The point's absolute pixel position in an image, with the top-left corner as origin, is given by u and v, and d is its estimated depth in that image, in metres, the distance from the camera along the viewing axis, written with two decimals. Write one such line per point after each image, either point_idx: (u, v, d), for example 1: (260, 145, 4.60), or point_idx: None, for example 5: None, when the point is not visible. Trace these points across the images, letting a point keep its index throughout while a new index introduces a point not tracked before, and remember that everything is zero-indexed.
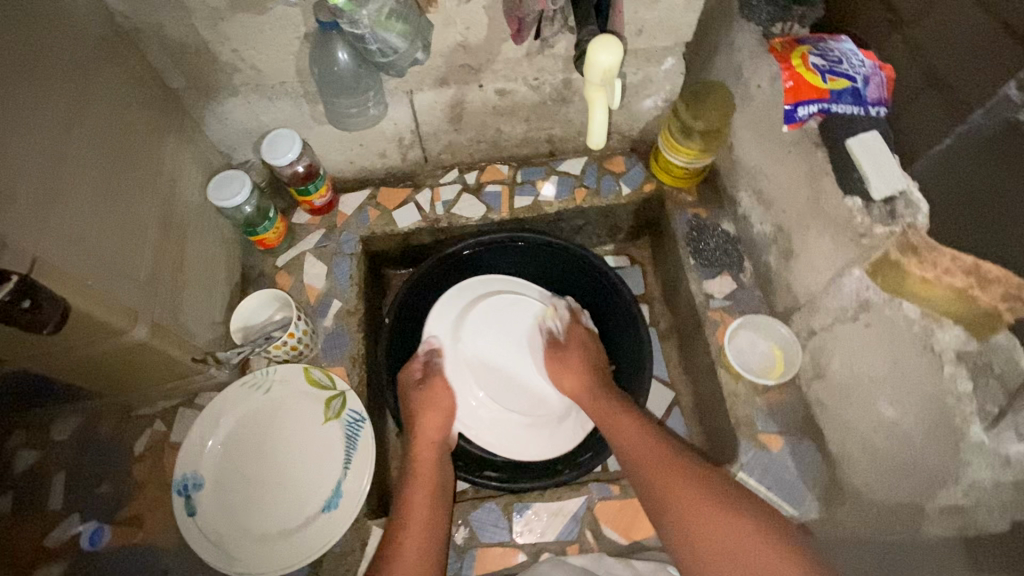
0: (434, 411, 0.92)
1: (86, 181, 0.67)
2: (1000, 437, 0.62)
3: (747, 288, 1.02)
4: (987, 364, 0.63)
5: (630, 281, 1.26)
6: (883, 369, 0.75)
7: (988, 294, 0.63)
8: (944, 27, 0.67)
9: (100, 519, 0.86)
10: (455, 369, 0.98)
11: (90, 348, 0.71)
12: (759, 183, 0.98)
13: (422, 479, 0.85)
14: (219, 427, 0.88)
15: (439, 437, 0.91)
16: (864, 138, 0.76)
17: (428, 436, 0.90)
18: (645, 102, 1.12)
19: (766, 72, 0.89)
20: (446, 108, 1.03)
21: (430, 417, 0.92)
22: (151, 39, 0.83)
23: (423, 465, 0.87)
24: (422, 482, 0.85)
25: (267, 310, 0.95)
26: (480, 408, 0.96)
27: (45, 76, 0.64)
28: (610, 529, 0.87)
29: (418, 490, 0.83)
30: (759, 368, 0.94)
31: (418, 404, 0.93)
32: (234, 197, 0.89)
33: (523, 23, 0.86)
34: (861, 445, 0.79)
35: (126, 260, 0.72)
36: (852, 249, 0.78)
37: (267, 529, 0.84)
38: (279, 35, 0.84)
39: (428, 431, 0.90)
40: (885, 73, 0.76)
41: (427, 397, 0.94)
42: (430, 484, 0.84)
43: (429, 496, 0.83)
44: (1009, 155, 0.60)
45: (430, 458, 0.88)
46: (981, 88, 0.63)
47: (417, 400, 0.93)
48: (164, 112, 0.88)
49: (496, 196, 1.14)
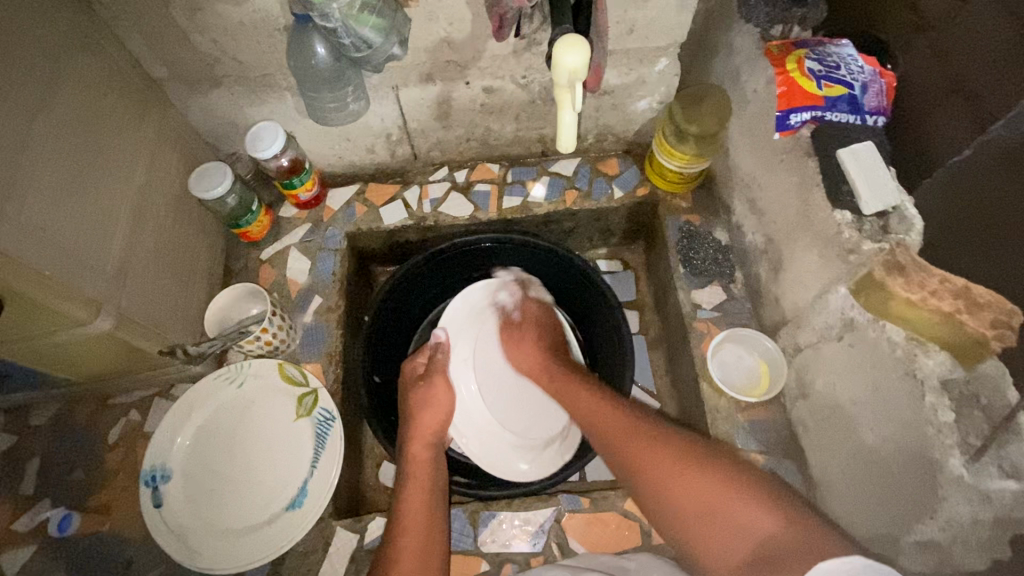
0: (435, 408, 0.91)
1: (49, 170, 0.67)
2: (983, 472, 0.59)
3: (738, 299, 0.98)
4: (974, 394, 0.61)
5: (621, 286, 1.23)
6: (867, 392, 0.72)
7: (977, 320, 0.60)
8: (959, 31, 0.61)
9: (69, 505, 0.87)
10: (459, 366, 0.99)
11: (52, 338, 0.71)
12: (752, 191, 0.94)
13: (420, 476, 0.81)
14: (190, 419, 0.88)
15: (435, 437, 0.88)
16: (856, 149, 0.73)
17: (425, 434, 0.88)
18: (640, 103, 1.08)
19: (761, 76, 0.86)
20: (432, 104, 1.01)
21: (426, 415, 0.90)
22: (131, 28, 0.83)
23: (420, 462, 0.83)
24: (419, 481, 0.80)
25: (245, 305, 0.95)
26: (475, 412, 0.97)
27: (13, 66, 0.64)
28: (576, 542, 0.85)
29: (414, 487, 0.79)
30: (743, 385, 0.90)
31: (416, 402, 0.92)
32: (215, 188, 0.88)
33: (505, 19, 0.78)
34: (842, 470, 0.76)
35: (92, 251, 0.72)
36: (840, 266, 0.74)
37: (231, 524, 0.83)
38: (259, 27, 0.84)
39: (424, 429, 0.88)
40: (886, 79, 0.72)
41: (426, 394, 0.92)
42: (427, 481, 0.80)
43: (424, 492, 0.79)
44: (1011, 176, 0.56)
45: (427, 456, 0.85)
46: (1001, 99, 0.56)
47: (416, 398, 0.92)
48: (144, 102, 0.87)
49: (485, 195, 1.11)
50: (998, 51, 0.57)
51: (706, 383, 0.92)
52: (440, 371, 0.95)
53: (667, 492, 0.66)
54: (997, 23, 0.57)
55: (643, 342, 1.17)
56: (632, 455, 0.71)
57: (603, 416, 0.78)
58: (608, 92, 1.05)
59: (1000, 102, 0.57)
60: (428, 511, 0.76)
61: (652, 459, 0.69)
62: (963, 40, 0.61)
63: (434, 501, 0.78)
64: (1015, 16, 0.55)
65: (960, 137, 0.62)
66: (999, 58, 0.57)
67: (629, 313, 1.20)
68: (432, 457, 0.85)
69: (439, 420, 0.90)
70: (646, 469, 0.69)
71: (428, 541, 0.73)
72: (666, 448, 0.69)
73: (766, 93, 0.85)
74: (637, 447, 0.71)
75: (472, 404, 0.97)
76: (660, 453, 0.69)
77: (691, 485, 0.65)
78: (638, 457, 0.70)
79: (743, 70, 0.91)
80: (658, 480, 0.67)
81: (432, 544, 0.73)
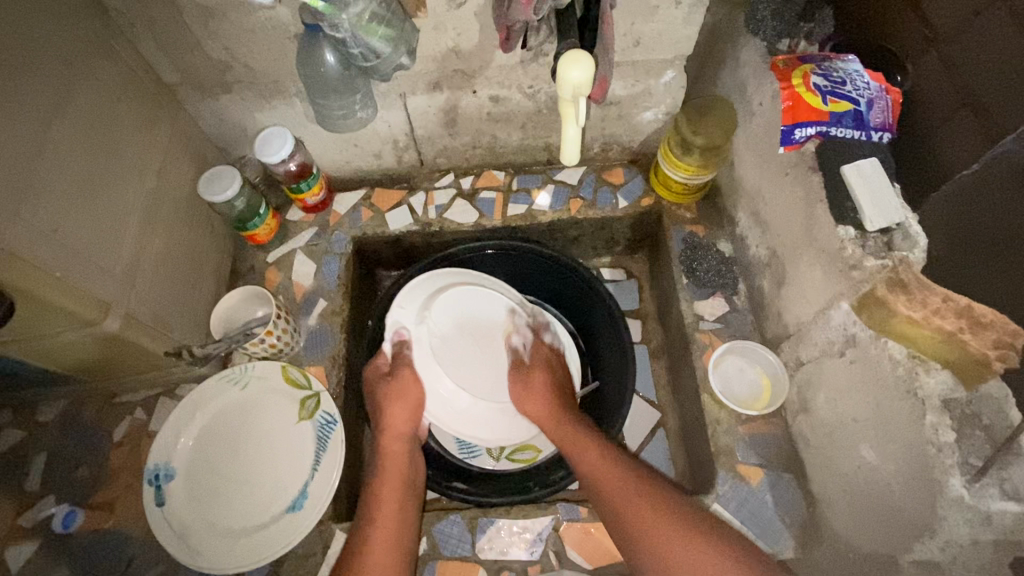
0: (407, 403, 0.87)
1: (64, 173, 0.69)
2: (983, 493, 0.59)
3: (741, 311, 0.98)
4: (976, 414, 0.62)
5: (624, 295, 1.23)
6: (867, 410, 0.72)
7: (979, 340, 0.61)
8: (974, 43, 0.62)
9: (73, 503, 0.88)
10: (424, 363, 0.90)
11: (62, 336, 0.73)
12: (757, 204, 0.94)
13: (393, 472, 0.83)
14: (194, 420, 0.89)
15: (407, 428, 0.88)
16: (861, 165, 0.73)
17: (398, 428, 0.86)
18: (646, 114, 1.08)
19: (767, 90, 0.86)
20: (439, 112, 1.02)
21: (397, 410, 0.86)
22: (144, 34, 0.85)
23: (392, 457, 0.85)
24: (392, 478, 0.83)
25: (249, 307, 0.96)
26: (455, 398, 0.90)
27: (30, 70, 0.66)
28: (575, 553, 0.85)
29: (389, 487, 0.82)
30: (744, 399, 0.90)
31: (384, 395, 0.87)
32: (225, 192, 0.89)
33: (512, 32, 0.78)
34: (843, 486, 0.76)
35: (102, 253, 0.74)
36: (843, 282, 0.74)
37: (232, 525, 0.84)
38: (270, 35, 0.85)
39: (397, 422, 0.86)
40: (891, 96, 0.74)
41: (394, 390, 0.87)
42: (401, 480, 0.83)
43: (396, 487, 0.82)
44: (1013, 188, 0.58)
45: (400, 449, 0.86)
46: (1018, 110, 0.57)
47: (384, 392, 0.87)
48: (155, 107, 0.89)
49: (490, 202, 1.12)
50: (1010, 62, 0.57)
51: (707, 395, 0.91)
52: (408, 364, 0.88)
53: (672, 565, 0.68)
54: (1005, 34, 0.58)
55: (644, 351, 1.17)
56: (650, 536, 0.70)
57: (614, 489, 0.76)
58: (614, 103, 1.05)
59: (1017, 114, 0.57)
60: (400, 506, 0.80)
61: (672, 546, 0.69)
62: (977, 51, 0.61)
63: (405, 500, 0.81)
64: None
65: (975, 150, 0.63)
66: (1012, 73, 0.57)
67: (632, 321, 1.20)
68: (408, 449, 0.87)
69: (411, 411, 0.87)
70: (662, 558, 0.69)
71: (397, 538, 0.76)
72: (678, 533, 0.70)
73: (771, 107, 0.86)
74: (657, 534, 0.70)
75: (450, 394, 0.90)
76: (676, 539, 0.69)
77: (683, 555, 0.68)
78: (658, 542, 0.70)
79: (749, 83, 0.91)
80: (667, 560, 0.68)
81: (402, 540, 0.77)
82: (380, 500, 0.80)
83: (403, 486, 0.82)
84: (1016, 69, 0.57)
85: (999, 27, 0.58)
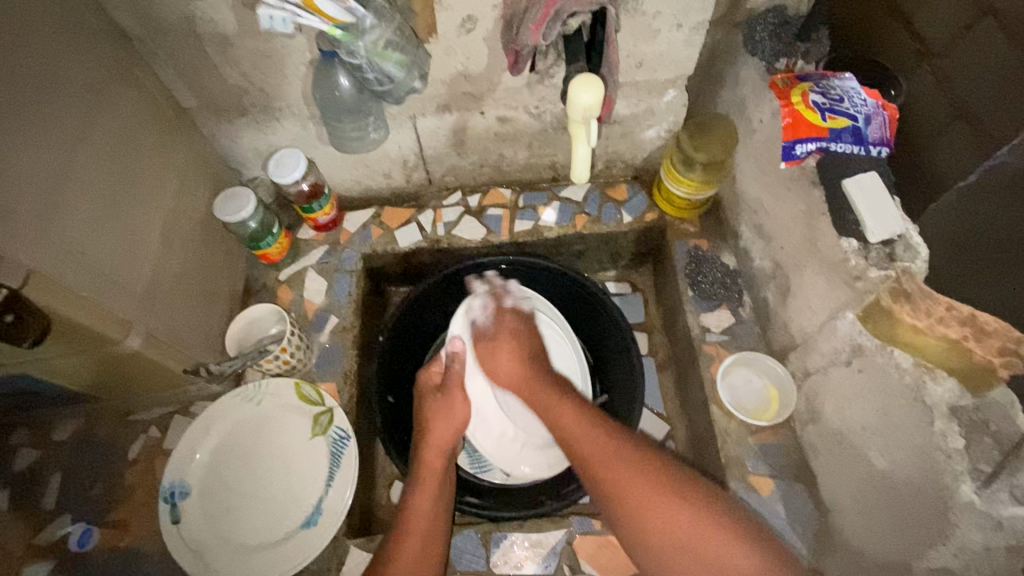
0: (451, 423, 0.90)
1: (89, 196, 0.71)
2: (994, 499, 0.61)
3: (746, 322, 0.99)
4: (983, 421, 0.63)
5: (630, 308, 1.24)
6: (875, 419, 0.73)
7: (984, 348, 0.62)
8: (969, 57, 0.65)
9: (89, 520, 0.88)
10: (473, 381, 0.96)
11: (85, 355, 0.75)
12: (759, 218, 0.96)
13: (430, 485, 0.83)
14: (208, 437, 0.89)
15: (449, 446, 0.89)
16: (862, 179, 0.75)
17: (439, 444, 0.88)
18: (648, 132, 1.11)
19: (767, 107, 0.88)
20: (448, 133, 1.05)
21: (440, 425, 0.89)
22: (164, 61, 0.88)
23: (430, 471, 0.85)
24: (428, 489, 0.82)
25: (264, 324, 0.98)
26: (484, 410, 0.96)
27: (59, 96, 0.69)
28: (588, 564, 0.86)
29: (423, 494, 0.82)
30: (753, 409, 0.91)
31: (431, 411, 0.91)
32: (241, 212, 0.91)
33: (520, 55, 0.81)
34: (854, 494, 0.77)
35: (124, 274, 0.76)
36: (846, 292, 0.76)
37: (247, 541, 0.85)
38: (288, 61, 0.89)
39: (439, 440, 0.88)
40: (889, 112, 0.75)
41: (441, 405, 0.92)
42: (437, 492, 0.82)
43: (431, 502, 0.81)
44: (1002, 198, 0.61)
45: (439, 467, 0.86)
46: (1012, 121, 0.59)
47: (433, 408, 0.91)
48: (174, 132, 0.92)
49: (497, 218, 1.14)
50: (1005, 71, 0.60)
51: (716, 406, 0.92)
52: (458, 384, 0.93)
53: (645, 515, 0.69)
54: (1000, 49, 0.61)
55: (652, 364, 1.17)
56: (620, 490, 0.71)
57: (578, 432, 0.79)
58: (618, 122, 1.08)
59: (1013, 125, 0.59)
60: (431, 521, 0.78)
61: (622, 477, 0.72)
62: (975, 61, 0.64)
63: (437, 514, 0.80)
64: (1015, 39, 0.59)
65: (969, 163, 0.64)
66: (1006, 82, 0.60)
67: (638, 334, 1.21)
68: (445, 467, 0.86)
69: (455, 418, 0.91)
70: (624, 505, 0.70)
71: (428, 552, 0.76)
72: (650, 489, 0.70)
73: (772, 124, 0.88)
74: (618, 481, 0.72)
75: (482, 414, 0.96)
76: (641, 485, 0.70)
77: (645, 500, 0.69)
78: (609, 479, 0.72)
79: (749, 99, 0.93)
80: (634, 508, 0.69)
81: (431, 548, 0.76)
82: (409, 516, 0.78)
83: (436, 501, 0.81)
84: (1005, 82, 0.60)
85: (990, 39, 0.61)
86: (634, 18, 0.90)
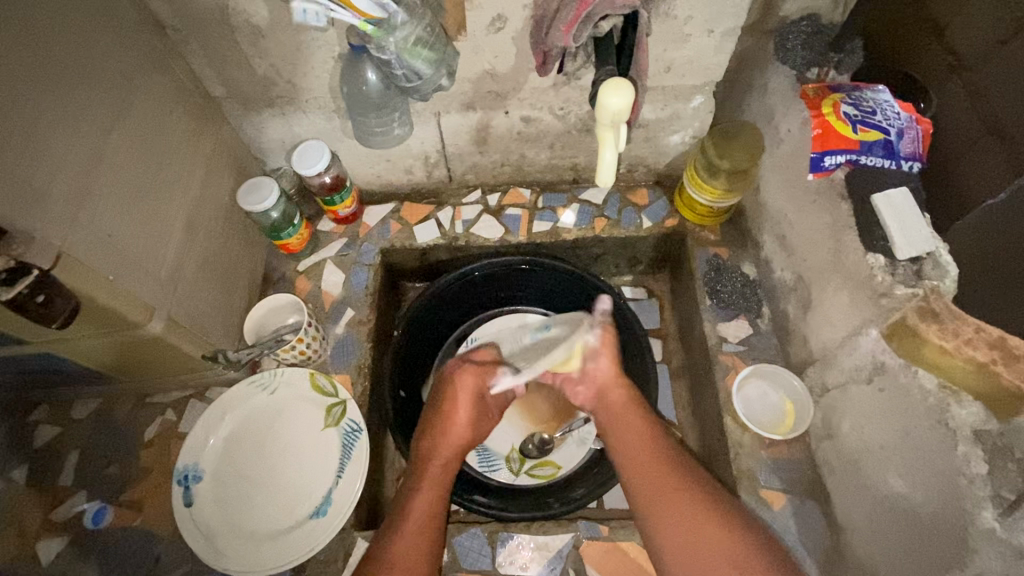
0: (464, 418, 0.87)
1: (119, 180, 0.72)
2: (1017, 527, 0.58)
3: (764, 334, 0.98)
4: (1008, 447, 0.60)
5: (645, 314, 1.23)
6: (895, 439, 0.72)
7: (1014, 372, 0.59)
8: (1004, 69, 0.63)
9: (104, 499, 0.90)
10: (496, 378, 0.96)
11: (108, 336, 0.76)
12: (783, 229, 0.94)
13: (432, 479, 0.80)
14: (223, 422, 0.91)
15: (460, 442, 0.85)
16: (892, 195, 0.75)
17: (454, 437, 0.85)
18: (672, 137, 1.10)
19: (796, 117, 0.87)
20: (471, 131, 1.06)
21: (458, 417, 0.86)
22: (196, 49, 0.89)
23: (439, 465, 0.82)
24: (431, 483, 0.79)
25: (280, 314, 0.99)
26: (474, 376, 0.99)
27: (95, 81, 0.70)
28: (593, 570, 0.86)
29: (425, 489, 0.79)
30: (768, 422, 0.90)
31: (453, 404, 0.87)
32: (265, 202, 0.92)
33: (548, 56, 0.81)
34: (869, 514, 0.75)
35: (149, 258, 0.77)
36: (870, 308, 0.75)
37: (256, 529, 0.85)
38: (315, 54, 0.89)
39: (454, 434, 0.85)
40: (923, 127, 0.74)
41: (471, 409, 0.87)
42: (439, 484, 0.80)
43: (434, 497, 0.78)
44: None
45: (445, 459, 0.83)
46: None
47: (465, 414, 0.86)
48: (202, 120, 0.93)
49: (516, 219, 1.14)
50: None
51: (730, 417, 0.91)
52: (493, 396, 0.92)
53: (694, 547, 0.68)
54: None
55: (666, 371, 1.17)
56: (674, 518, 0.70)
57: (641, 460, 0.77)
58: (643, 126, 1.07)
59: None
60: (429, 514, 0.76)
61: (680, 505, 0.71)
62: (1008, 75, 0.62)
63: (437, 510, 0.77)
64: None
65: (1000, 179, 0.63)
66: None
67: (653, 340, 1.20)
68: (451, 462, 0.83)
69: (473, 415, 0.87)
70: (671, 522, 0.70)
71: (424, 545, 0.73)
72: (702, 514, 0.69)
73: (800, 134, 0.87)
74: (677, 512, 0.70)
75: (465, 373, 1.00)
76: (694, 510, 0.70)
77: (697, 529, 0.69)
78: (669, 508, 0.71)
79: (778, 109, 0.92)
80: (682, 535, 0.69)
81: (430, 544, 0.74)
82: (408, 509, 0.76)
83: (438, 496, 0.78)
84: None
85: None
86: (665, 22, 0.89)
